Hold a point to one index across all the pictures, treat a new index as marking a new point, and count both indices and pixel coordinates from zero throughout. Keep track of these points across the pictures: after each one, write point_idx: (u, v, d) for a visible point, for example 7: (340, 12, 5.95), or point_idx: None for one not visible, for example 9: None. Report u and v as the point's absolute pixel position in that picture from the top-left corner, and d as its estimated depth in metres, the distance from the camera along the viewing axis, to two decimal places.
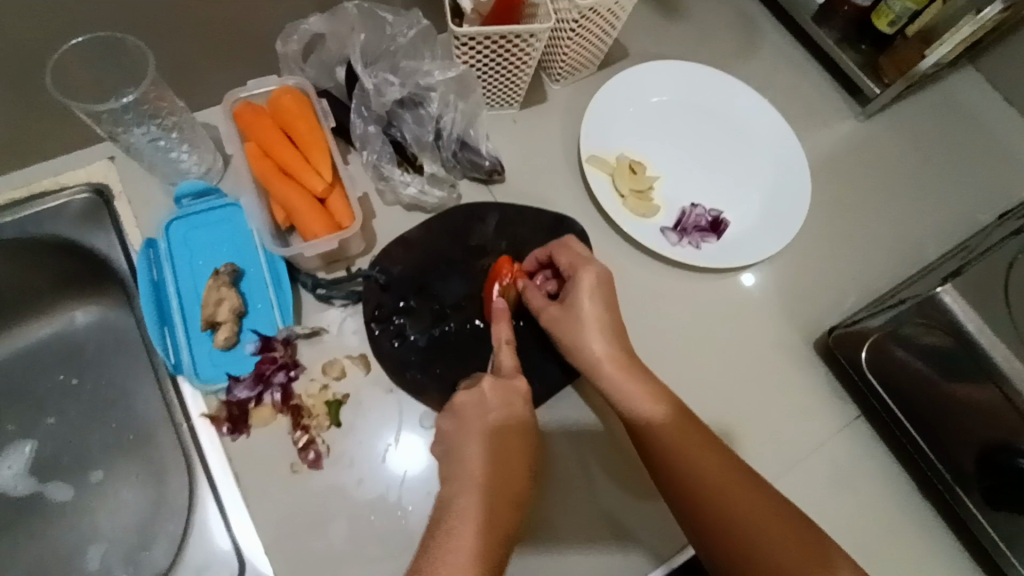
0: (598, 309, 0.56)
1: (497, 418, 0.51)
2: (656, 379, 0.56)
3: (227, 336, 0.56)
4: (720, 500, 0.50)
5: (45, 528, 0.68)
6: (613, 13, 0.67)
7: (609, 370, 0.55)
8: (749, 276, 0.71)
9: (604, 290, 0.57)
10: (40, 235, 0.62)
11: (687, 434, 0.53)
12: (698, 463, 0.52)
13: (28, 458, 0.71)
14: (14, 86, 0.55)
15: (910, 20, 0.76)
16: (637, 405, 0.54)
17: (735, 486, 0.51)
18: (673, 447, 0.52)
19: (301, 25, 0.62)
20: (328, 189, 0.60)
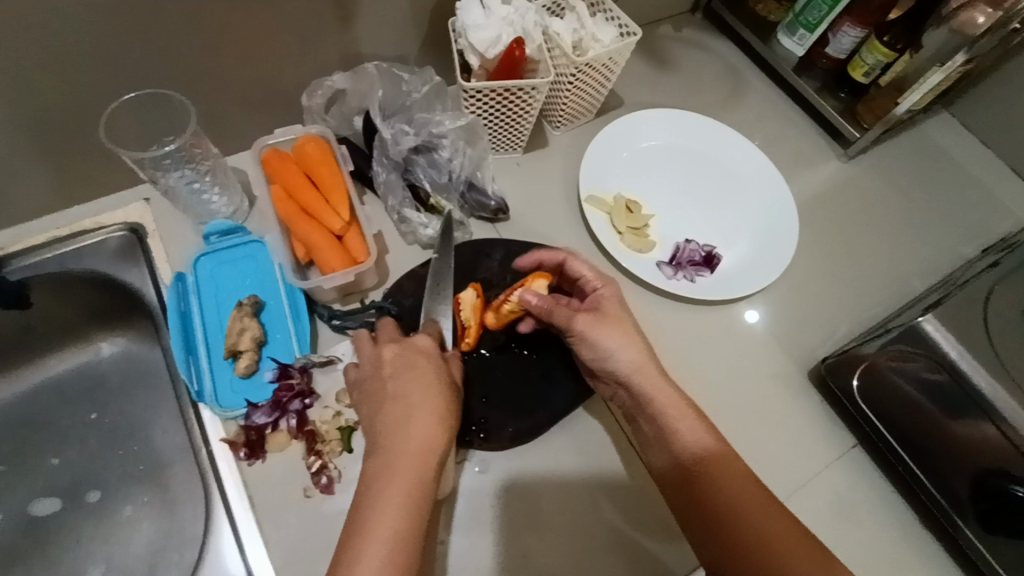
0: (625, 321, 0.59)
1: (423, 377, 0.52)
2: (697, 407, 0.57)
3: (248, 364, 0.60)
4: (744, 519, 0.50)
5: (55, 559, 0.69)
6: (608, 68, 0.73)
7: (645, 372, 0.57)
8: (751, 316, 0.74)
9: (623, 304, 0.61)
10: (78, 269, 0.67)
11: (720, 453, 0.54)
12: (730, 486, 0.52)
13: (31, 487, 0.73)
14: (69, 135, 0.61)
15: (882, 71, 0.81)
16: (682, 426, 0.55)
17: (760, 505, 0.51)
18: (709, 466, 0.53)
19: (324, 81, 0.69)
20: (345, 227, 0.65)
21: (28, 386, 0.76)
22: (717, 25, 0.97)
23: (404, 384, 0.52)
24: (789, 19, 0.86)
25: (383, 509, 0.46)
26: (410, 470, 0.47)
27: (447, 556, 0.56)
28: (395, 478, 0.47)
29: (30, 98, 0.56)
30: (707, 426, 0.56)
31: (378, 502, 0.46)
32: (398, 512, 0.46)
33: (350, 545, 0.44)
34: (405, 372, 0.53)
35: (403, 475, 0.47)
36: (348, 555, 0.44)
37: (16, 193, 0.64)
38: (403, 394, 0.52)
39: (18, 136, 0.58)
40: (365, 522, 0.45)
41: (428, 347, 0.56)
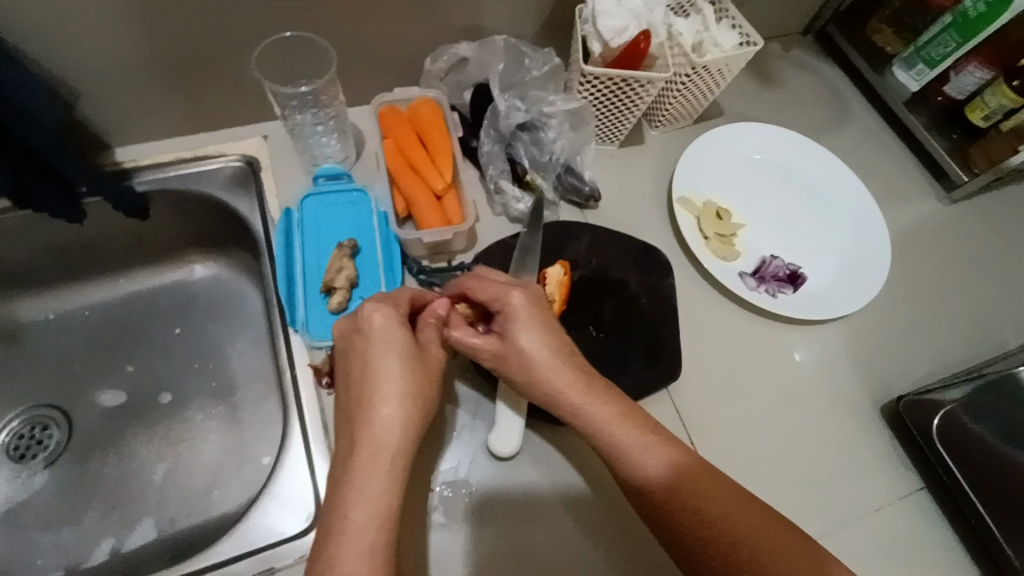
0: (546, 333, 0.54)
1: (399, 366, 0.48)
2: (632, 411, 0.53)
3: (339, 301, 0.63)
4: (705, 516, 0.47)
5: (122, 455, 0.73)
6: (720, 74, 0.73)
7: (569, 399, 0.52)
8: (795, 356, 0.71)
9: (540, 312, 0.55)
10: (195, 189, 0.72)
11: (663, 451, 0.51)
12: (701, 500, 0.48)
13: (113, 384, 0.77)
14: (216, 66, 0.66)
15: (1004, 116, 0.77)
16: (626, 436, 0.51)
17: (716, 499, 0.48)
18: (659, 472, 0.50)
19: (450, 48, 0.72)
20: (446, 188, 0.67)
21: (125, 293, 0.81)
22: (827, 50, 0.96)
23: (374, 364, 0.48)
24: (909, 52, 0.83)
25: (359, 504, 0.42)
26: (382, 462, 0.44)
27: (500, 516, 0.58)
28: (370, 472, 0.43)
29: (190, 25, 0.61)
30: (659, 444, 0.51)
31: (356, 498, 0.42)
32: (374, 505, 0.42)
33: (329, 538, 0.41)
34: (377, 354, 0.48)
35: (377, 467, 0.44)
36: (327, 552, 0.40)
37: (157, 111, 0.69)
38: (371, 377, 0.47)
39: (172, 58, 0.64)
40: (343, 521, 0.41)
41: (394, 319, 0.50)
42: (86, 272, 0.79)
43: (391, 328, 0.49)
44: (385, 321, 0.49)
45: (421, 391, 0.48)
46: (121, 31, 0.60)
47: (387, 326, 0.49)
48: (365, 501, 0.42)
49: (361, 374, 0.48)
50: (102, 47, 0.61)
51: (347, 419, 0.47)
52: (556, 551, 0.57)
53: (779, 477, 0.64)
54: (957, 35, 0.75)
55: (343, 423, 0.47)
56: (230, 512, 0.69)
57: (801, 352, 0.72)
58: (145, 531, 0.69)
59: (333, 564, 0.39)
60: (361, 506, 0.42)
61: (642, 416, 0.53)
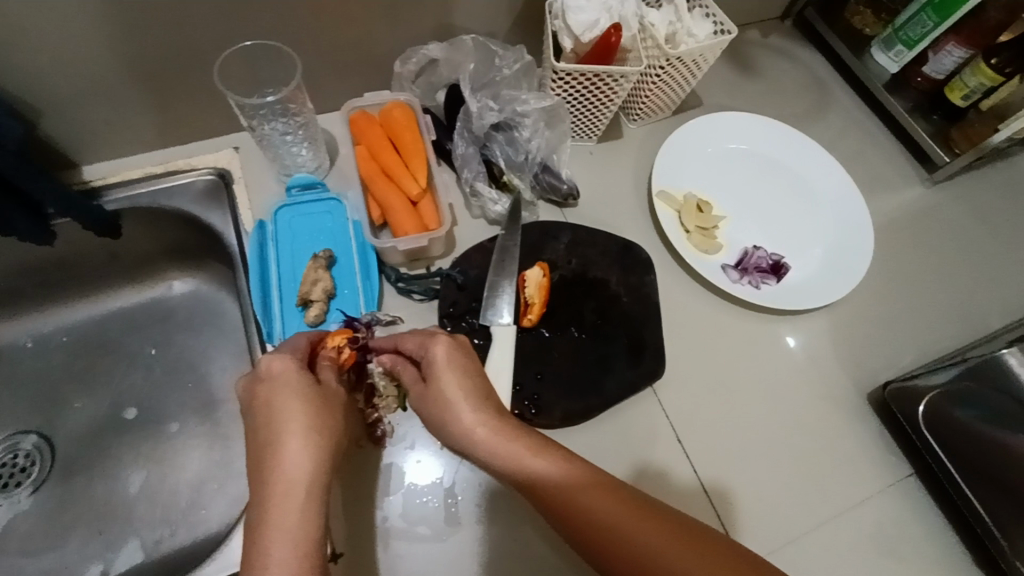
0: (458, 380, 0.50)
1: (297, 401, 0.46)
2: (540, 438, 0.47)
3: (317, 313, 0.62)
4: (624, 544, 0.40)
5: (104, 478, 0.72)
6: (696, 64, 0.72)
7: (479, 436, 0.47)
8: (790, 342, 0.71)
9: (460, 362, 0.51)
10: (165, 205, 0.71)
11: (582, 475, 0.44)
12: (633, 531, 0.41)
13: (91, 406, 0.76)
14: (180, 78, 0.65)
15: (984, 95, 0.77)
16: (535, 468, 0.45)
17: (635, 522, 0.41)
18: (574, 501, 0.43)
19: (420, 49, 0.71)
20: (420, 194, 0.66)
21: (101, 312, 0.80)
22: (806, 34, 0.95)
23: (277, 407, 0.46)
24: (888, 33, 0.82)
25: (276, 537, 0.39)
26: (297, 496, 0.41)
27: (489, 526, 0.57)
28: (284, 510, 0.40)
29: (152, 38, 0.60)
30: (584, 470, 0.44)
31: (267, 536, 0.39)
32: (295, 534, 0.39)
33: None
34: (278, 398, 0.46)
35: (291, 503, 0.41)
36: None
37: (123, 127, 0.68)
38: (275, 420, 0.45)
39: (136, 72, 0.63)
40: (262, 558, 0.38)
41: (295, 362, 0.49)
42: (61, 293, 0.77)
43: (291, 371, 0.48)
44: (285, 366, 0.48)
45: (330, 426, 0.46)
46: (79, 48, 0.58)
47: (289, 368, 0.48)
48: (281, 537, 0.39)
49: (264, 419, 0.45)
50: (63, 65, 0.59)
51: (253, 464, 0.44)
52: (544, 553, 0.58)
53: (766, 469, 0.64)
54: (935, 14, 0.74)
55: (251, 469, 0.44)
56: (218, 530, 0.68)
57: (794, 336, 0.72)
58: (131, 552, 0.68)
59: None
60: (278, 542, 0.39)
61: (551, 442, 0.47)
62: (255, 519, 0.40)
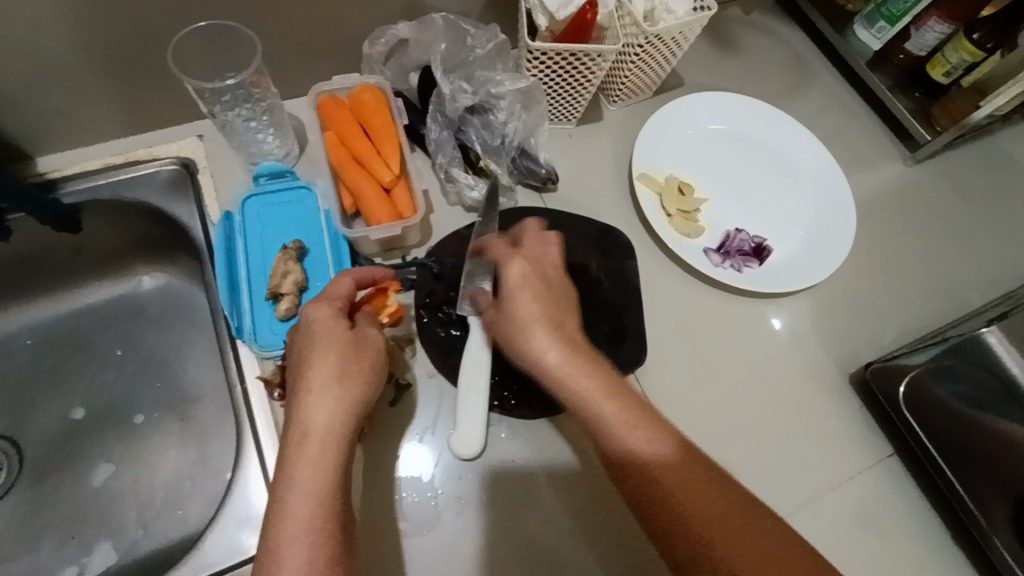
0: (530, 307, 0.50)
1: (329, 349, 0.47)
2: (636, 400, 0.47)
3: (287, 307, 0.60)
4: (680, 505, 0.42)
5: (74, 481, 0.70)
6: (676, 42, 0.70)
7: (563, 380, 0.48)
8: (776, 324, 0.71)
9: (531, 287, 0.52)
10: (127, 197, 0.68)
11: (654, 441, 0.45)
12: (694, 505, 0.42)
13: (59, 407, 0.74)
14: (135, 63, 0.62)
15: (966, 72, 0.76)
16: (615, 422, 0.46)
17: (697, 497, 0.43)
18: (643, 463, 0.44)
19: (388, 29, 0.68)
20: (394, 180, 0.64)
21: (66, 310, 0.77)
22: (788, 12, 0.93)
23: (309, 358, 0.47)
24: (870, 9, 0.81)
25: (295, 490, 0.41)
26: (324, 455, 0.43)
27: (471, 519, 0.56)
28: (306, 462, 0.42)
29: (103, 20, 0.56)
30: (657, 434, 0.45)
31: (290, 489, 0.41)
32: (314, 489, 0.41)
33: (270, 544, 0.39)
34: (312, 345, 0.48)
35: (311, 458, 0.42)
36: (266, 557, 0.39)
37: (78, 116, 0.65)
38: (306, 370, 0.46)
39: (89, 57, 0.59)
40: (281, 510, 0.40)
41: (333, 314, 0.49)
42: (21, 291, 0.74)
43: (324, 321, 0.49)
44: (324, 316, 0.49)
45: (357, 382, 0.47)
46: (22, 32, 0.55)
47: (323, 320, 0.49)
48: (303, 493, 0.41)
49: (298, 365, 0.47)
50: (8, 50, 0.56)
51: (286, 410, 0.46)
52: (528, 543, 0.57)
53: (749, 453, 0.64)
54: None
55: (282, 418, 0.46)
56: (196, 529, 0.67)
57: (779, 317, 0.71)
58: (106, 554, 0.66)
59: (276, 560, 0.38)
60: (297, 495, 0.41)
61: (637, 399, 0.47)
62: (279, 470, 0.42)
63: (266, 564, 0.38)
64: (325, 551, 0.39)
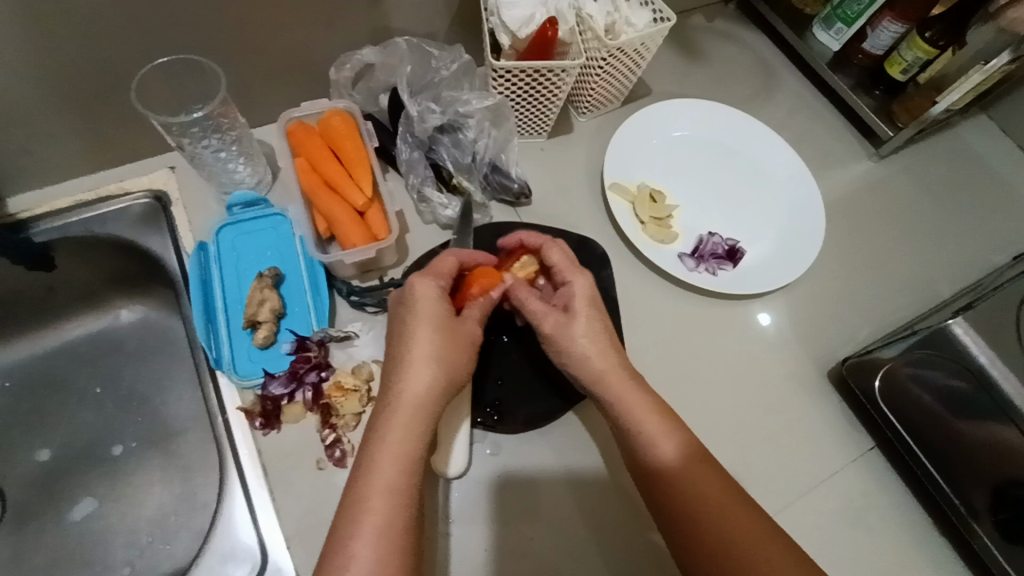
0: (590, 316, 0.56)
1: (429, 327, 0.50)
2: (670, 414, 0.54)
3: (266, 335, 0.60)
4: (679, 484, 0.50)
5: (57, 523, 0.69)
6: (639, 53, 0.71)
7: (614, 384, 0.54)
8: (763, 320, 0.72)
9: (596, 302, 0.57)
10: (101, 232, 0.68)
11: (665, 431, 0.52)
12: (691, 488, 0.50)
13: (36, 449, 0.72)
14: (102, 99, 0.62)
15: (921, 69, 0.78)
16: (649, 428, 0.52)
17: (706, 486, 0.50)
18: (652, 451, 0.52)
19: (354, 54, 0.69)
20: (367, 203, 0.64)
21: (42, 348, 0.76)
22: (750, 17, 0.95)
23: (410, 332, 0.50)
24: (827, 12, 0.83)
25: (383, 452, 0.46)
26: (414, 424, 0.47)
27: (461, 538, 0.56)
28: (396, 427, 0.47)
29: (68, 57, 0.56)
30: (672, 429, 0.53)
31: (376, 451, 0.46)
32: (397, 454, 0.46)
33: (353, 492, 0.45)
34: (414, 320, 0.50)
35: (400, 425, 0.47)
36: (349, 499, 0.45)
37: (46, 155, 0.64)
38: (408, 344, 0.50)
39: (57, 94, 0.59)
40: (367, 466, 0.46)
41: (437, 294, 0.52)
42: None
43: (427, 299, 0.51)
44: (427, 294, 0.51)
45: (451, 362, 0.50)
46: None
47: (427, 297, 0.51)
48: (391, 455, 0.46)
49: (398, 336, 0.51)
50: None
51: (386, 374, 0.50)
52: (518, 560, 0.56)
53: (733, 455, 0.64)
54: None
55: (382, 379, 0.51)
56: (184, 565, 0.66)
57: (757, 317, 0.72)
58: None
59: (360, 506, 0.44)
60: (384, 454, 0.46)
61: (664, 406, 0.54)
62: (373, 429, 0.47)
63: (349, 505, 0.44)
64: (399, 511, 0.44)
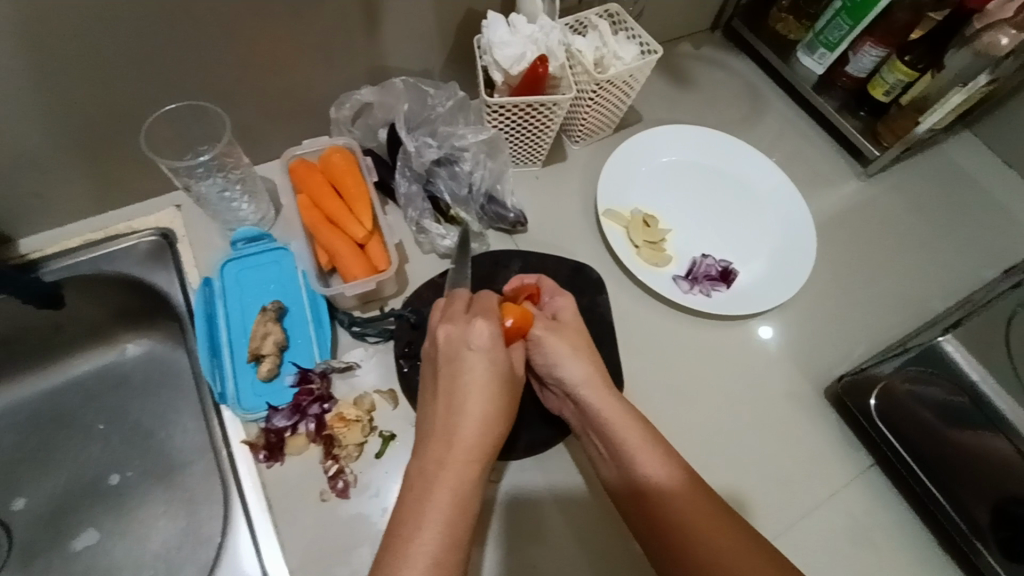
0: (577, 327, 0.59)
1: (492, 374, 0.51)
2: (650, 429, 0.55)
3: (270, 368, 0.62)
4: (668, 505, 0.50)
5: (64, 559, 0.69)
6: (628, 84, 0.74)
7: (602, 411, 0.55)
8: (764, 336, 0.74)
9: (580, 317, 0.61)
10: (110, 270, 0.70)
11: (659, 457, 0.53)
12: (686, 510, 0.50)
13: (42, 484, 0.73)
14: (111, 143, 0.64)
15: (903, 91, 0.81)
16: (631, 444, 0.53)
17: (694, 501, 0.50)
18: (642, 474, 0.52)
19: (352, 95, 0.71)
20: (367, 236, 0.66)
21: (50, 384, 0.77)
22: (736, 43, 0.98)
23: (470, 375, 0.50)
24: (809, 38, 0.86)
25: (440, 492, 0.46)
26: (471, 466, 0.48)
27: (463, 568, 0.56)
28: (454, 470, 0.47)
29: (79, 104, 0.59)
30: (670, 456, 0.53)
31: (432, 493, 0.46)
32: (454, 495, 0.46)
33: (401, 529, 0.45)
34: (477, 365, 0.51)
35: (459, 468, 0.48)
36: (399, 537, 0.44)
37: (55, 197, 0.66)
38: (469, 388, 0.50)
39: (68, 141, 0.62)
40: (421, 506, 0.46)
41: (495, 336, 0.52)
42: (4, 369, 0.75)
43: (493, 344, 0.52)
44: (491, 337, 0.52)
45: (504, 411, 0.51)
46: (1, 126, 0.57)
47: (492, 342, 0.52)
48: (448, 496, 0.46)
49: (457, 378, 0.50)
50: None
51: (442, 417, 0.50)
52: None
53: (733, 476, 0.65)
54: (849, 18, 0.78)
55: (434, 421, 0.51)
56: None
57: (752, 337, 0.73)
58: None
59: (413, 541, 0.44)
60: (439, 494, 0.46)
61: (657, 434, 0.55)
62: (431, 471, 0.47)
63: (394, 543, 0.44)
64: (454, 552, 0.44)
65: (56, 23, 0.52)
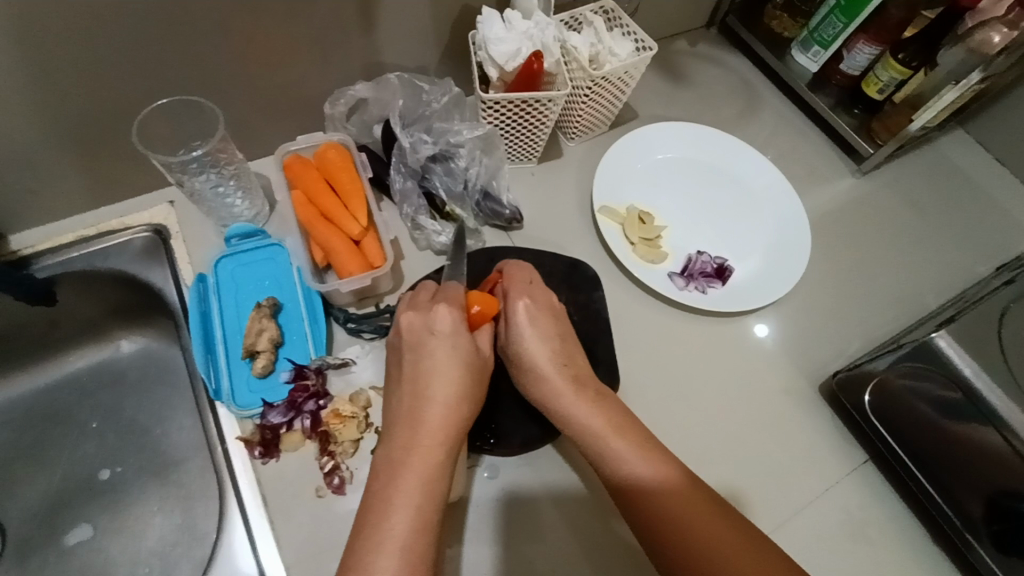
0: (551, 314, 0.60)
1: (455, 359, 0.52)
2: (639, 432, 0.54)
3: (265, 364, 0.61)
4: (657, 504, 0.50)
5: (58, 556, 0.69)
6: (624, 81, 0.74)
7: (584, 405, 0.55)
8: (759, 332, 0.74)
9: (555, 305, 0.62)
10: (103, 267, 0.69)
11: (648, 458, 0.52)
12: (674, 507, 0.49)
13: (36, 482, 0.73)
14: (104, 138, 0.64)
15: (897, 88, 0.81)
16: (619, 444, 0.52)
17: (684, 499, 0.50)
18: (631, 475, 0.51)
19: (347, 90, 0.71)
20: (362, 232, 0.65)
21: (43, 382, 0.77)
22: (732, 40, 0.98)
23: (432, 361, 0.51)
24: (804, 35, 0.86)
25: (406, 479, 0.46)
26: (437, 450, 0.48)
27: (461, 563, 0.56)
28: (419, 455, 0.47)
29: (72, 100, 0.59)
30: (658, 456, 0.52)
31: (399, 480, 0.46)
32: (422, 480, 0.46)
33: (371, 516, 0.44)
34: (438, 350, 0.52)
35: (424, 453, 0.47)
36: (370, 526, 0.44)
37: (48, 194, 0.66)
38: (431, 373, 0.51)
39: (61, 136, 0.61)
40: (388, 492, 0.45)
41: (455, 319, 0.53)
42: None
43: (452, 329, 0.53)
44: (450, 321, 0.53)
45: (470, 394, 0.52)
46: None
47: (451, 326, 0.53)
48: (416, 482, 0.46)
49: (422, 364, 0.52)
50: None
51: (405, 403, 0.50)
52: None
53: (729, 471, 0.65)
54: (843, 16, 0.78)
55: (399, 408, 0.51)
56: None
57: (747, 333, 0.74)
58: None
59: (381, 529, 0.44)
60: (405, 480, 0.46)
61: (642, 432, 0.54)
62: (398, 458, 0.47)
63: (365, 531, 0.44)
64: (421, 538, 0.44)
65: (47, 18, 0.52)
